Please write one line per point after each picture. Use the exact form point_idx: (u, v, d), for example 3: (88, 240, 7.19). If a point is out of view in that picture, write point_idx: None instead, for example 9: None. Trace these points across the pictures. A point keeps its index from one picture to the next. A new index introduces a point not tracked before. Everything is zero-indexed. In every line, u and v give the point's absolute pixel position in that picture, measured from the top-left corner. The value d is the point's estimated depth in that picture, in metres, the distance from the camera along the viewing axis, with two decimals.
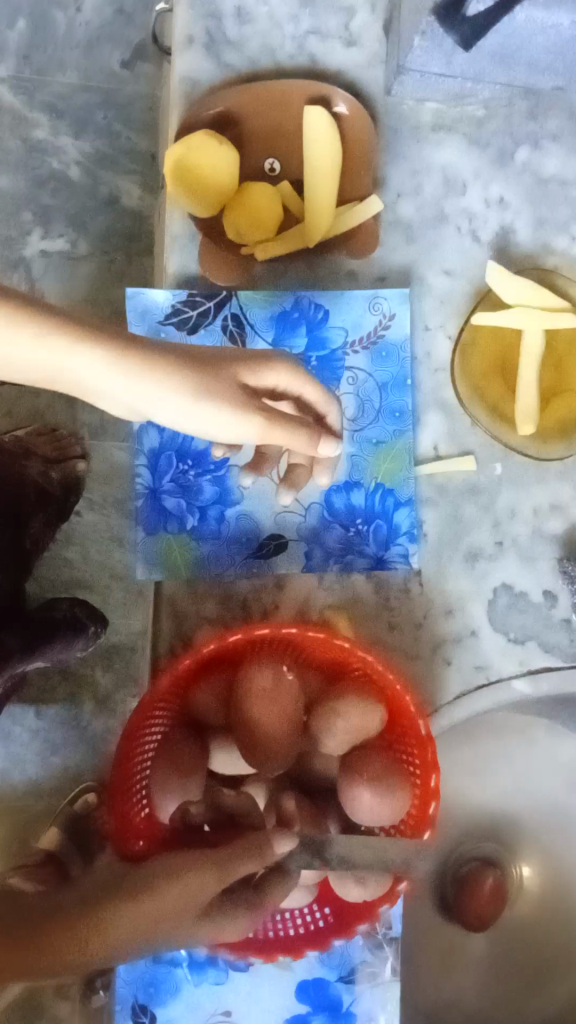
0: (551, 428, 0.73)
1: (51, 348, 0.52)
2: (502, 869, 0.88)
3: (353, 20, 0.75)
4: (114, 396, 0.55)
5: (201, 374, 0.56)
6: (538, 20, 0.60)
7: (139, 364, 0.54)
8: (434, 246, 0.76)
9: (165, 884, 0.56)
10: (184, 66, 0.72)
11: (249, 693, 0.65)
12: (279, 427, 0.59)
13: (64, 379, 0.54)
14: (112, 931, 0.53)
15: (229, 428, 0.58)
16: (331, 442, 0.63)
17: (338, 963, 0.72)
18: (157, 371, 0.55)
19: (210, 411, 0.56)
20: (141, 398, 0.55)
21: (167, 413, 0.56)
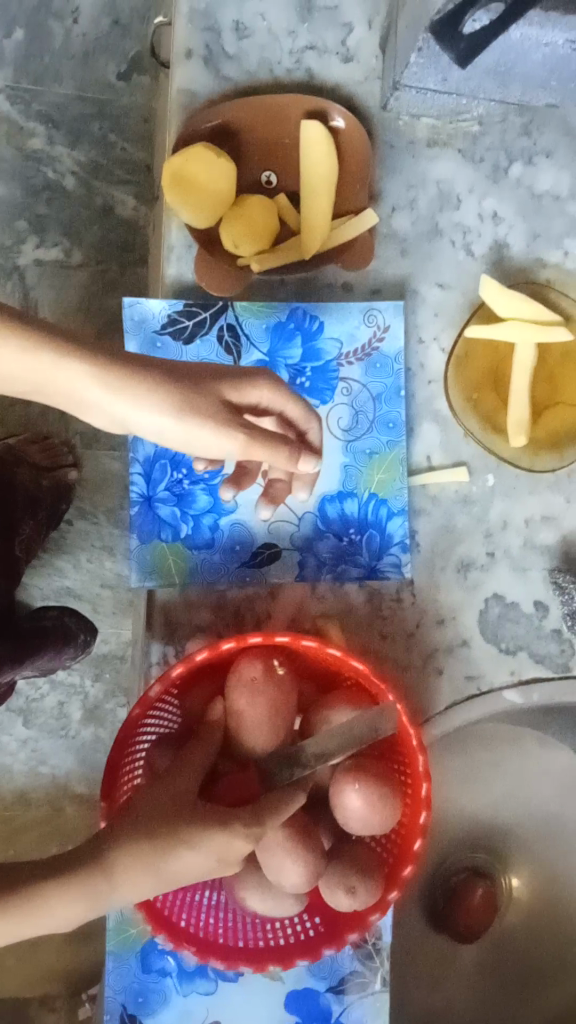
0: (543, 438, 0.74)
1: (32, 361, 0.52)
2: (492, 879, 0.91)
3: (350, 35, 0.76)
4: (98, 408, 0.55)
5: (184, 387, 0.55)
6: (532, 38, 0.61)
7: (120, 378, 0.53)
8: (429, 259, 0.77)
9: (156, 793, 0.56)
10: (182, 79, 0.73)
11: (238, 686, 0.64)
12: (257, 446, 0.56)
13: (50, 390, 0.54)
14: (109, 860, 0.53)
15: (210, 443, 0.56)
16: (311, 458, 0.58)
17: (328, 973, 0.72)
18: (138, 386, 0.54)
19: (190, 425, 0.55)
20: (123, 410, 0.54)
21: (148, 426, 0.55)
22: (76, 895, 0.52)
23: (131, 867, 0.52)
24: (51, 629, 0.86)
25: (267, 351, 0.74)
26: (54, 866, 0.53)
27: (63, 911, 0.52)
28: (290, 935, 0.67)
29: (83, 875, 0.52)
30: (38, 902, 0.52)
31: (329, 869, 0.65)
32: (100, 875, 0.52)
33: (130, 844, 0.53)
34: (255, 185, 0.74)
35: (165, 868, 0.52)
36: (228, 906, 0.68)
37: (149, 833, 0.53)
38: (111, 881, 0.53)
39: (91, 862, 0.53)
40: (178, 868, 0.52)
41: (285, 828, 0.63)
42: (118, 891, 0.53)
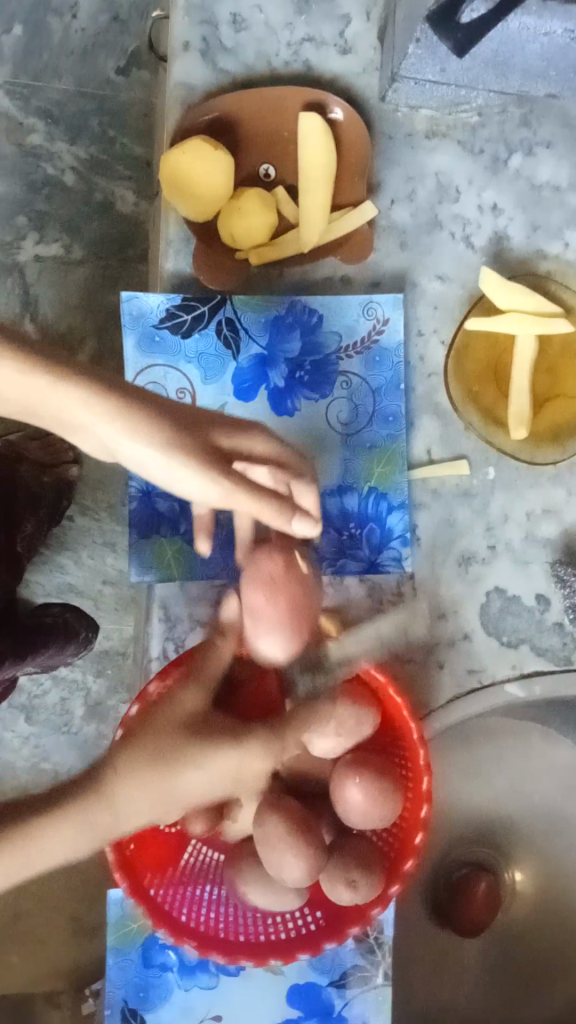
0: (543, 431, 0.73)
1: (24, 383, 0.50)
2: (495, 873, 0.89)
3: (348, 27, 0.75)
4: (91, 438, 0.53)
5: (175, 430, 0.54)
6: (531, 28, 0.60)
7: (114, 411, 0.52)
8: (428, 252, 0.77)
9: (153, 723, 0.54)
10: (179, 72, 0.73)
11: (256, 576, 0.65)
12: (240, 494, 0.55)
13: (44, 413, 0.53)
14: (118, 779, 0.50)
15: (195, 488, 0.55)
16: (304, 519, 0.58)
17: (330, 967, 0.71)
18: (131, 422, 0.52)
19: (178, 470, 0.54)
20: (114, 443, 0.53)
21: (135, 459, 0.54)
22: (76, 824, 0.48)
23: (138, 787, 0.50)
24: (53, 624, 0.86)
25: (266, 345, 0.74)
26: (46, 799, 0.48)
27: (61, 845, 0.47)
28: (292, 930, 0.67)
29: (84, 801, 0.48)
30: (34, 835, 0.46)
31: (330, 863, 0.65)
32: (102, 801, 0.49)
33: (136, 763, 0.50)
34: (252, 177, 0.73)
35: (175, 785, 0.51)
36: (228, 900, 0.68)
37: (156, 751, 0.51)
38: (115, 805, 0.49)
39: (91, 788, 0.49)
40: (190, 783, 0.51)
41: (284, 822, 0.63)
42: (120, 817, 0.49)
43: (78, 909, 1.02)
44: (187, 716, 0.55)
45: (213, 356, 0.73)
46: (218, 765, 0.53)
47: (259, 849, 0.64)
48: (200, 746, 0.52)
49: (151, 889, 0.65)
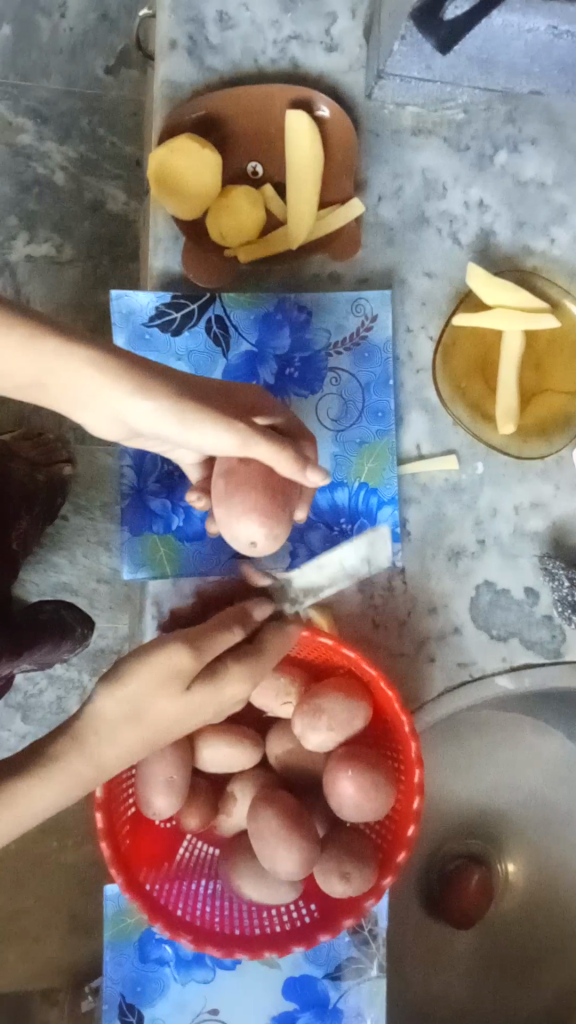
0: (531, 426, 0.75)
1: (33, 354, 0.49)
2: (487, 864, 0.90)
3: (334, 25, 0.75)
4: (100, 410, 0.52)
5: (186, 392, 0.53)
6: (514, 25, 0.61)
7: (125, 376, 0.50)
8: (416, 248, 0.77)
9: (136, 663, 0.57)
10: (167, 71, 0.73)
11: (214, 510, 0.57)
12: (255, 441, 0.55)
13: (50, 390, 0.51)
14: (97, 734, 0.56)
15: (212, 440, 0.54)
16: (318, 467, 0.57)
17: (325, 959, 0.72)
18: (141, 385, 0.51)
19: (195, 427, 0.52)
20: (126, 410, 0.51)
21: (148, 419, 0.52)
22: (61, 777, 0.54)
23: (116, 737, 0.56)
24: (49, 623, 0.86)
25: (255, 343, 0.75)
26: (29, 760, 0.54)
27: (49, 798, 0.54)
28: (286, 923, 0.68)
29: (66, 757, 0.55)
30: (21, 797, 0.53)
31: (323, 856, 0.65)
32: (80, 753, 0.55)
33: (114, 716, 0.56)
34: (240, 176, 0.73)
35: (149, 730, 0.57)
36: (224, 893, 0.69)
37: (131, 709, 0.56)
38: (93, 756, 0.56)
39: (71, 743, 0.55)
40: (162, 724, 0.57)
41: (278, 816, 0.64)
42: (99, 761, 0.56)
43: (75, 907, 1.03)
44: (175, 668, 0.56)
45: (203, 354, 0.74)
46: (190, 709, 0.57)
47: (254, 842, 0.64)
48: (173, 704, 0.56)
49: (145, 883, 0.65)
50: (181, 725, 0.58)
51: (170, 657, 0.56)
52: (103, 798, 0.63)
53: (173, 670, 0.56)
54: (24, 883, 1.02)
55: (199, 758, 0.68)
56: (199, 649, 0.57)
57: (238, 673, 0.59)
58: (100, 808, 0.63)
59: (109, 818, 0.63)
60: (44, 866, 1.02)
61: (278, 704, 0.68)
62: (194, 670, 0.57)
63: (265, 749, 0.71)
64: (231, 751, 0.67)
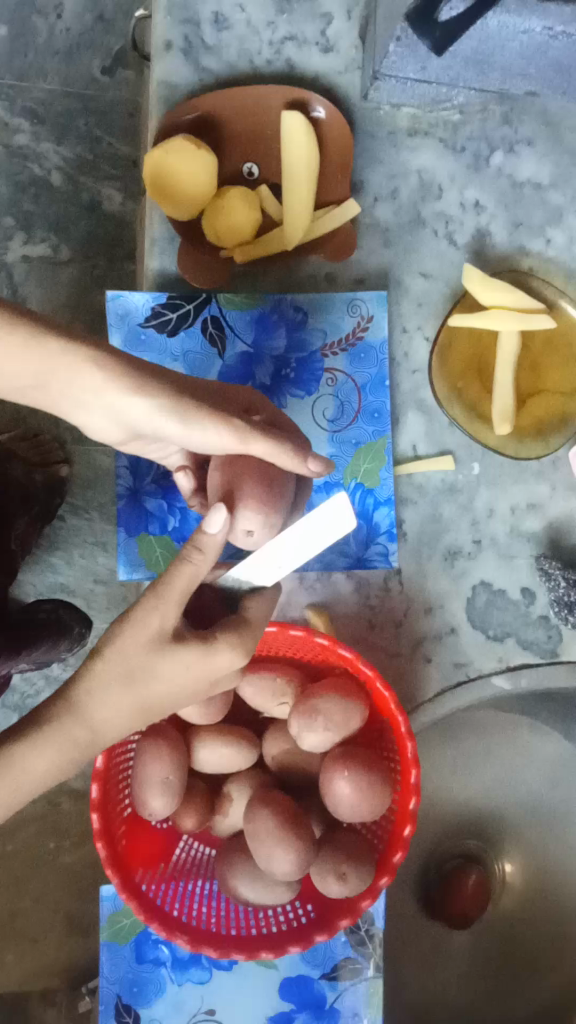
0: (527, 426, 0.75)
1: (37, 354, 0.49)
2: (484, 865, 0.90)
3: (330, 25, 0.76)
4: (99, 408, 0.53)
5: (183, 392, 0.53)
6: (510, 25, 0.61)
7: (124, 377, 0.51)
8: (412, 249, 0.77)
9: (124, 627, 0.52)
10: (163, 73, 0.73)
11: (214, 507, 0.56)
12: (254, 438, 0.54)
13: (50, 390, 0.52)
14: (89, 697, 0.52)
15: (208, 439, 0.54)
16: (320, 458, 0.56)
17: (321, 959, 0.72)
18: (140, 386, 0.52)
19: (196, 428, 0.53)
20: (124, 409, 0.53)
21: (144, 416, 0.53)
22: (53, 744, 0.52)
23: (110, 700, 0.53)
24: (46, 623, 0.86)
25: (251, 343, 0.75)
26: (23, 724, 0.52)
27: (44, 763, 0.52)
28: (283, 923, 0.68)
29: (58, 723, 0.52)
30: (13, 762, 0.51)
31: (320, 856, 0.65)
32: (74, 716, 0.52)
33: (101, 678, 0.52)
34: (236, 177, 0.73)
35: (146, 690, 0.53)
36: (220, 894, 0.69)
37: (121, 671, 0.52)
38: (88, 720, 0.53)
39: (61, 710, 0.52)
40: (157, 690, 0.53)
41: (274, 817, 0.64)
42: (95, 726, 0.53)
43: (72, 908, 1.03)
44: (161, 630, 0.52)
45: (199, 355, 0.74)
46: (183, 671, 0.53)
47: (250, 843, 0.64)
48: (162, 662, 0.52)
49: (141, 884, 0.65)
50: (179, 688, 0.54)
51: (151, 613, 0.52)
52: (100, 799, 0.63)
53: (157, 629, 0.52)
54: (22, 883, 1.02)
55: (195, 759, 0.68)
56: (173, 601, 0.51)
57: (234, 640, 0.54)
58: (96, 806, 0.62)
59: (105, 819, 0.63)
60: (41, 866, 1.02)
61: (275, 704, 0.68)
62: (172, 621, 0.52)
63: (261, 749, 0.71)
64: (227, 751, 0.68)
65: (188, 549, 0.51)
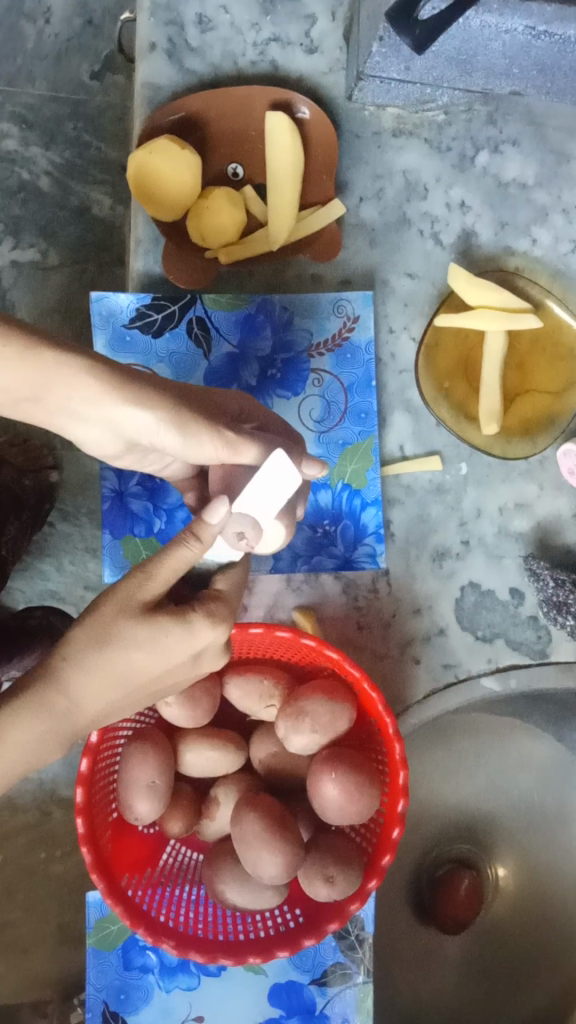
0: (516, 426, 0.75)
1: (31, 368, 0.48)
2: (477, 870, 0.89)
3: (314, 26, 0.75)
4: (97, 419, 0.52)
5: (182, 404, 0.53)
6: (491, 26, 0.61)
7: (122, 390, 0.51)
8: (397, 250, 0.77)
9: (105, 602, 0.52)
10: (147, 74, 0.73)
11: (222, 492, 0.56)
12: (246, 447, 0.55)
13: (45, 405, 0.50)
14: (68, 670, 0.51)
15: (200, 451, 0.54)
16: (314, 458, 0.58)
17: (311, 964, 0.71)
18: (139, 398, 0.51)
19: (193, 439, 0.53)
20: (122, 420, 0.52)
21: (143, 428, 0.52)
22: (35, 715, 0.51)
23: (90, 672, 0.52)
24: (36, 629, 0.86)
25: (237, 344, 0.74)
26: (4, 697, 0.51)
27: (28, 736, 0.51)
28: (271, 928, 0.67)
29: (37, 691, 0.51)
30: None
31: (308, 860, 0.64)
32: (56, 688, 0.51)
33: (81, 647, 0.51)
34: (221, 178, 0.73)
35: (125, 664, 0.52)
36: (207, 901, 0.68)
37: (98, 639, 0.51)
38: (69, 693, 0.52)
39: (42, 679, 0.51)
40: (137, 660, 0.52)
41: (261, 820, 0.63)
42: (76, 699, 0.52)
43: (65, 918, 1.01)
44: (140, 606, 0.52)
45: (184, 355, 0.73)
46: (161, 642, 0.52)
47: (237, 847, 0.64)
48: (139, 632, 0.51)
49: (127, 888, 0.64)
50: (163, 662, 0.53)
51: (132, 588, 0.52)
52: (83, 805, 0.62)
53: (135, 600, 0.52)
54: (13, 892, 1.01)
55: (182, 763, 0.68)
56: (154, 578, 0.52)
57: (211, 614, 0.54)
58: (81, 807, 0.62)
59: (90, 821, 0.62)
60: (33, 875, 1.01)
61: (262, 706, 0.68)
62: (149, 599, 0.52)
63: (249, 751, 0.70)
64: (214, 755, 0.67)
65: (185, 533, 0.51)
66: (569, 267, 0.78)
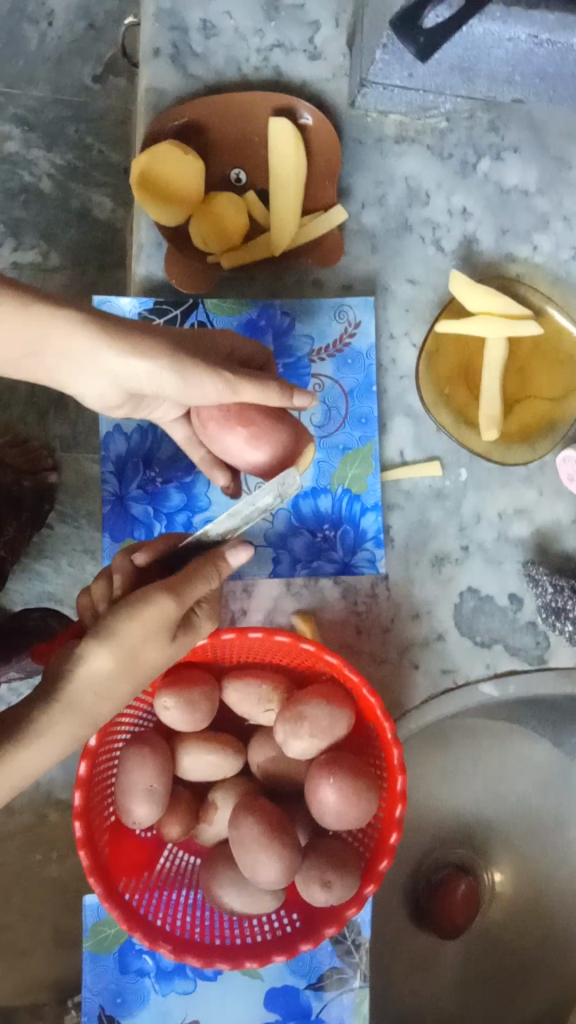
0: (515, 432, 0.75)
1: (23, 319, 0.51)
2: (474, 876, 0.89)
3: (318, 33, 0.76)
4: (97, 371, 0.54)
5: (185, 351, 0.53)
6: (495, 34, 0.61)
7: (118, 341, 0.53)
8: (399, 255, 0.77)
9: (132, 622, 0.53)
10: (150, 79, 0.73)
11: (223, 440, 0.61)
12: (244, 385, 0.54)
13: (47, 360, 0.54)
14: (93, 698, 0.54)
15: (201, 391, 0.54)
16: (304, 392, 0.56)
17: (307, 969, 0.71)
18: (134, 346, 0.53)
19: (194, 383, 0.53)
20: (121, 370, 0.54)
21: (145, 373, 0.53)
22: (58, 739, 0.54)
23: (111, 695, 0.55)
24: (34, 631, 0.86)
25: None
26: (30, 720, 0.53)
27: (51, 755, 0.54)
28: (267, 932, 0.67)
29: (69, 713, 0.53)
30: (25, 759, 0.53)
31: (305, 865, 0.64)
32: (81, 715, 0.54)
33: (104, 671, 0.54)
34: (223, 183, 0.73)
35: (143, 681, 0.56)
36: (204, 905, 0.68)
37: (123, 664, 0.54)
38: (90, 716, 0.55)
39: (67, 708, 0.53)
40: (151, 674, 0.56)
41: (258, 824, 0.63)
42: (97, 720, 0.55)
43: (60, 921, 1.01)
44: (163, 626, 0.54)
45: None
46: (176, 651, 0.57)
47: (234, 850, 0.64)
48: (159, 652, 0.55)
49: (124, 892, 0.64)
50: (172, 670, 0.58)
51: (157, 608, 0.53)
52: (82, 807, 0.62)
53: (163, 620, 0.54)
54: (9, 895, 1.01)
55: (180, 767, 0.68)
56: (181, 596, 0.54)
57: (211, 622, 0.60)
58: (80, 811, 0.62)
59: (88, 825, 0.62)
60: (29, 877, 1.01)
61: (261, 710, 0.68)
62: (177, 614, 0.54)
63: (247, 756, 0.70)
64: (213, 759, 0.67)
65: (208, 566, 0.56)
66: (569, 274, 0.79)
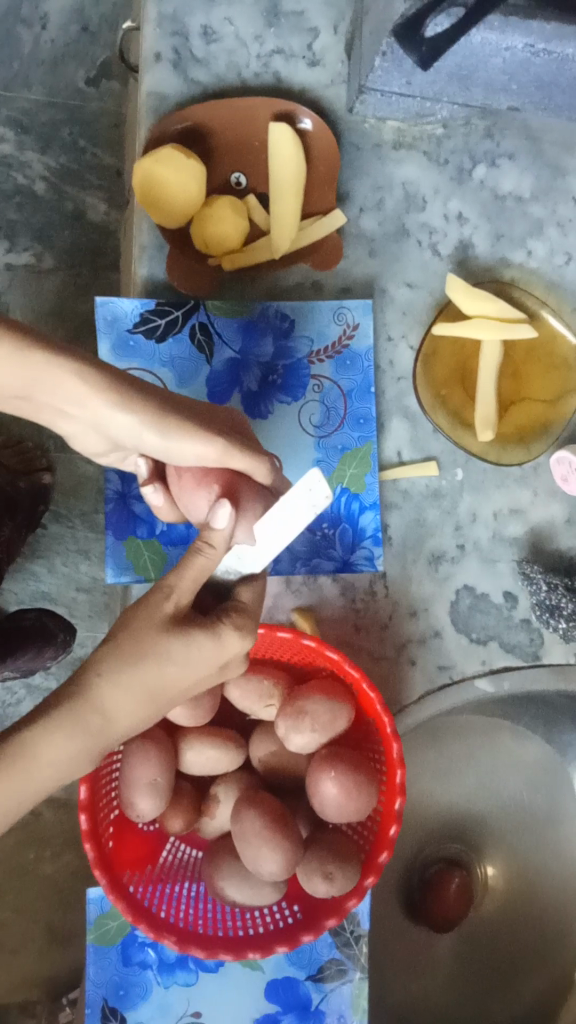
0: (510, 432, 0.77)
1: (19, 364, 0.49)
2: (467, 869, 0.91)
3: (317, 40, 0.77)
4: (84, 414, 0.53)
5: (163, 404, 0.54)
6: (493, 43, 0.63)
7: (111, 393, 0.52)
8: (396, 260, 0.79)
9: (133, 617, 0.53)
10: (152, 83, 0.74)
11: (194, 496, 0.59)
12: (235, 452, 0.56)
13: (36, 399, 0.52)
14: (103, 686, 0.51)
15: (187, 451, 0.55)
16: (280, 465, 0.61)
17: (307, 961, 0.73)
18: (126, 402, 0.52)
19: (175, 440, 0.54)
20: (107, 420, 0.53)
21: (127, 429, 0.53)
22: (68, 732, 0.50)
23: (123, 687, 0.51)
24: (30, 630, 0.86)
25: (239, 351, 0.76)
26: (40, 710, 0.50)
27: (62, 753, 0.50)
28: (269, 923, 0.68)
29: (74, 707, 0.50)
30: (32, 751, 0.49)
31: (307, 857, 0.65)
32: (90, 704, 0.51)
33: (115, 662, 0.51)
34: (224, 186, 0.74)
35: (159, 676, 0.52)
36: (206, 897, 0.69)
37: (133, 654, 0.51)
38: (102, 708, 0.51)
39: (77, 696, 0.50)
40: (170, 674, 0.52)
41: (261, 817, 0.64)
42: (108, 715, 0.51)
43: (54, 919, 1.02)
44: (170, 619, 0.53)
45: (187, 361, 0.74)
46: (191, 654, 0.53)
47: (237, 843, 0.65)
48: (172, 645, 0.52)
49: (129, 885, 0.65)
50: (191, 676, 0.53)
51: (157, 604, 0.53)
52: (87, 803, 0.63)
53: (167, 611, 0.53)
54: (2, 894, 1.01)
55: (182, 761, 0.69)
56: (186, 592, 0.54)
57: (239, 624, 0.55)
58: (85, 806, 0.62)
59: (93, 820, 0.63)
60: (22, 876, 1.02)
61: (262, 706, 0.69)
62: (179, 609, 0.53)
63: (249, 751, 0.72)
64: (214, 753, 0.68)
65: (198, 542, 0.54)
66: (563, 279, 0.81)
